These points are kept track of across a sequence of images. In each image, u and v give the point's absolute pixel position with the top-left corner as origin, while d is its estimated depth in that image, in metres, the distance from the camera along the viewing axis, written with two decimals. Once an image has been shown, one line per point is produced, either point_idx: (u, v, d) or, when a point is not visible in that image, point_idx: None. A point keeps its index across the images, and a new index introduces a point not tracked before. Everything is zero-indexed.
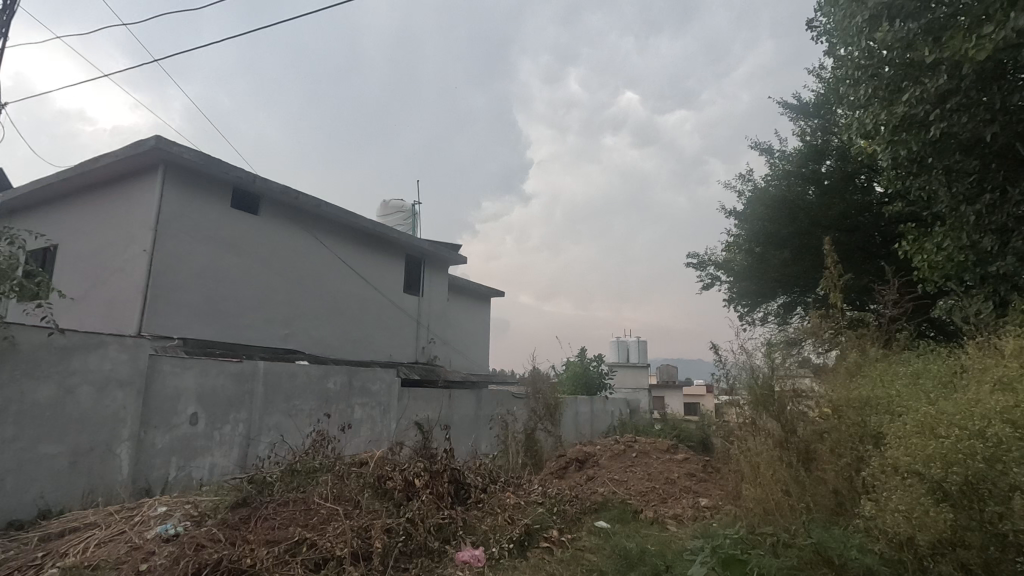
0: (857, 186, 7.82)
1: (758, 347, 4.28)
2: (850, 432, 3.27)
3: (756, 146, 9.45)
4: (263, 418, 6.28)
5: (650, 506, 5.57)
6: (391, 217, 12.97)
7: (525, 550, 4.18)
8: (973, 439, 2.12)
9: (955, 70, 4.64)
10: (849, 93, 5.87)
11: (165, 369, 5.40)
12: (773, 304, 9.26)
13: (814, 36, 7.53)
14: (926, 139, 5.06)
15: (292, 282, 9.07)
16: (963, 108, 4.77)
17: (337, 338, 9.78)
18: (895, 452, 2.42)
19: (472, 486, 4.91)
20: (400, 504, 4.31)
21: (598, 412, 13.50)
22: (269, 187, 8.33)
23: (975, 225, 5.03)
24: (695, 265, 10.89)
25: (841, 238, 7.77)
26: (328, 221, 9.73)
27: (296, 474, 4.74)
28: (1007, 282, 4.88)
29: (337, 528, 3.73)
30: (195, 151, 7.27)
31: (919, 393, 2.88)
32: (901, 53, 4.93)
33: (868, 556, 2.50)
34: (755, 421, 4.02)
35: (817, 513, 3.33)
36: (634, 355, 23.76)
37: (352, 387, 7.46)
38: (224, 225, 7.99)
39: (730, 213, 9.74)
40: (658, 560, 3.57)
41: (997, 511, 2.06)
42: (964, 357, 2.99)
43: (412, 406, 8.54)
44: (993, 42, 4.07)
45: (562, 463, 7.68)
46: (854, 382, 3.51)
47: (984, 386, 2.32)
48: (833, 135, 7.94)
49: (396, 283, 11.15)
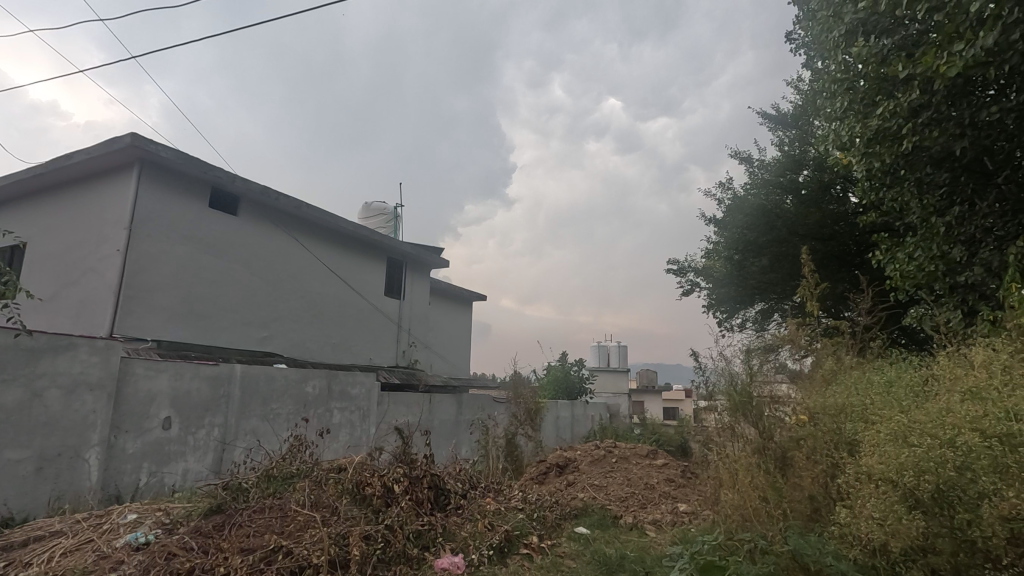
0: (833, 196, 7.90)
1: (736, 353, 4.38)
2: (826, 438, 3.32)
3: (736, 154, 9.62)
4: (239, 423, 6.17)
5: (629, 511, 5.61)
6: (373, 220, 12.90)
7: (506, 557, 4.14)
8: (944, 448, 2.15)
9: (927, 85, 4.76)
10: (827, 106, 6.04)
11: (138, 372, 5.28)
12: (751, 311, 9.46)
13: (792, 49, 7.70)
14: (898, 153, 5.20)
15: (271, 283, 8.92)
16: (934, 122, 4.90)
17: (316, 341, 9.65)
18: (869, 460, 2.46)
19: (451, 492, 4.87)
20: (380, 510, 4.25)
21: (578, 416, 13.54)
22: (248, 187, 8.21)
23: (945, 236, 5.16)
24: (675, 272, 11.03)
25: (818, 247, 7.87)
26: (307, 222, 9.60)
27: (272, 479, 4.67)
28: (974, 292, 5.00)
29: (314, 536, 3.66)
30: (173, 149, 7.15)
31: (892, 401, 2.93)
32: (875, 67, 5.07)
33: (842, 562, 2.52)
34: (732, 426, 4.10)
35: (793, 519, 3.36)
36: (614, 360, 23.98)
37: (332, 392, 7.37)
38: (202, 226, 7.85)
39: (710, 220, 9.91)
40: (636, 566, 3.62)
41: (965, 518, 2.08)
42: (934, 366, 3.08)
43: (393, 410, 8.48)
44: (963, 60, 4.17)
45: (542, 469, 7.70)
46: (828, 390, 3.59)
47: (953, 396, 2.39)
48: (810, 146, 8.11)
49: (376, 286, 11.04)
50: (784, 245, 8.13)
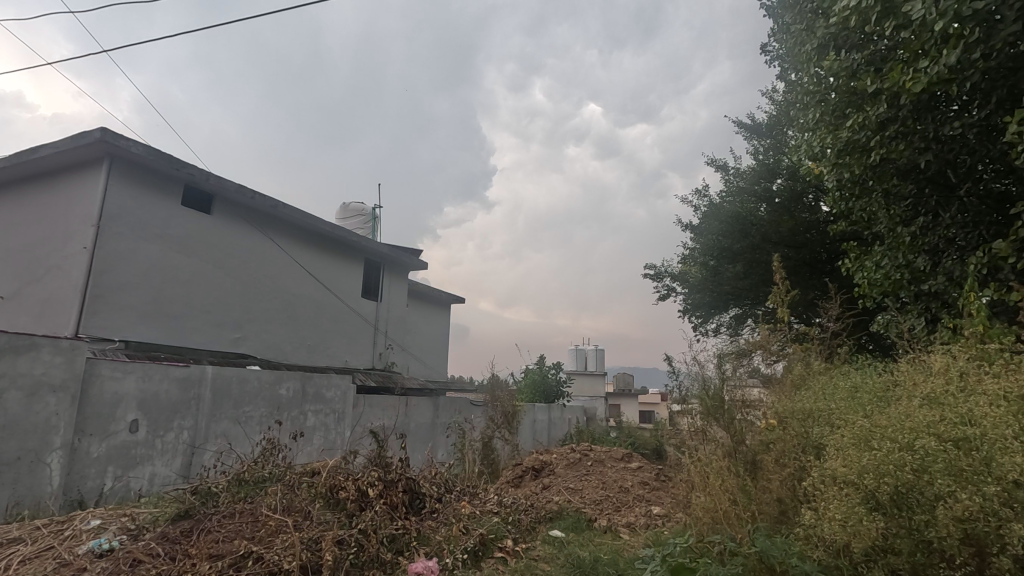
0: (805, 205, 8.11)
1: (709, 358, 4.48)
2: (794, 442, 3.40)
3: (712, 162, 9.80)
4: (209, 425, 6.05)
5: (603, 514, 5.67)
6: (351, 221, 12.80)
7: (480, 560, 4.13)
8: (903, 451, 2.22)
9: (894, 99, 4.92)
10: (801, 117, 6.21)
11: (104, 374, 5.15)
12: (725, 317, 9.63)
13: (766, 61, 7.88)
14: (867, 164, 5.36)
15: (245, 283, 8.76)
16: (901, 136, 5.06)
17: (291, 342, 9.50)
18: (833, 463, 2.51)
19: (427, 496, 4.84)
20: (353, 514, 4.21)
21: (555, 420, 13.59)
22: (223, 185, 8.06)
23: (910, 246, 5.34)
24: (652, 276, 11.18)
25: (790, 255, 8.06)
26: (283, 222, 9.46)
27: (242, 483, 4.61)
28: (937, 300, 5.18)
29: (286, 541, 3.60)
30: (144, 145, 6.98)
31: (857, 406, 3.02)
32: (846, 81, 5.23)
33: (806, 563, 2.57)
34: (704, 429, 4.20)
35: (762, 521, 3.39)
36: (592, 363, 24.22)
37: (306, 394, 7.27)
38: (173, 224, 7.68)
39: (686, 227, 10.09)
40: (609, 568, 3.67)
41: (923, 520, 2.15)
42: (896, 372, 3.19)
43: (368, 413, 8.39)
44: (927, 76, 4.32)
45: (518, 472, 7.73)
46: (798, 395, 3.69)
47: (912, 402, 2.48)
48: (783, 156, 8.32)
49: (353, 287, 10.93)
50: (757, 252, 8.30)
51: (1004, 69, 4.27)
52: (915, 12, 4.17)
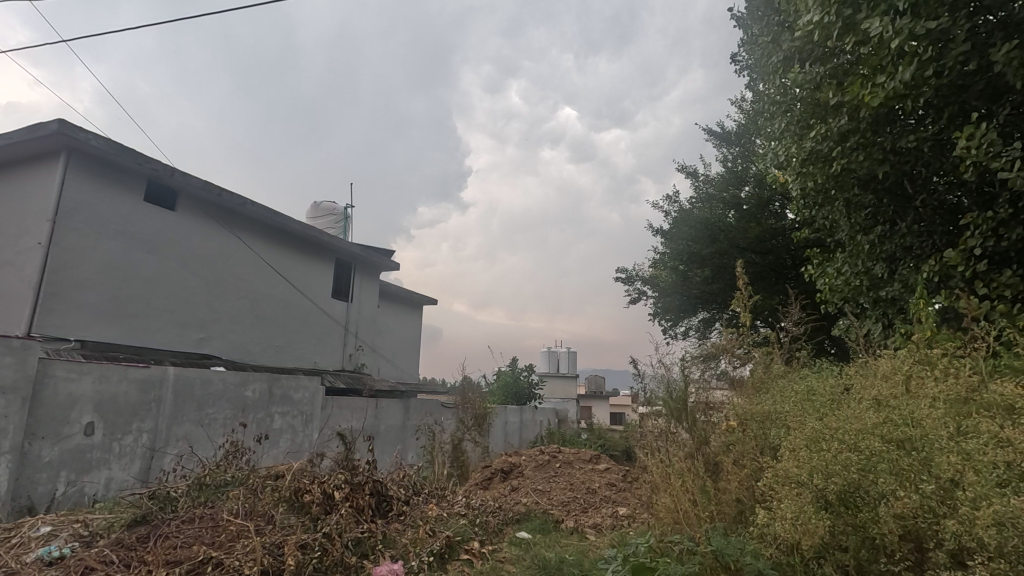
0: (771, 212, 8.36)
1: (675, 362, 4.62)
2: (751, 444, 3.51)
3: (683, 169, 10.03)
4: (170, 428, 5.89)
5: (571, 516, 5.70)
6: (322, 220, 12.64)
7: (446, 562, 4.11)
8: (849, 452, 2.30)
9: (854, 112, 5.09)
10: (769, 127, 6.41)
11: (59, 375, 4.98)
12: (694, 320, 9.82)
13: (736, 70, 8.08)
14: (829, 173, 5.53)
15: (210, 283, 8.55)
16: (861, 147, 5.22)
17: (257, 343, 9.32)
18: (786, 463, 2.56)
19: (394, 499, 4.81)
20: (318, 518, 4.15)
21: (527, 421, 13.61)
22: (189, 181, 7.86)
23: (869, 254, 5.56)
24: (623, 280, 11.37)
25: (755, 260, 8.29)
26: (251, 220, 9.26)
27: (203, 487, 4.51)
28: (893, 306, 5.40)
29: (247, 545, 3.53)
30: (105, 139, 6.76)
31: (810, 406, 3.13)
32: (810, 93, 5.42)
33: (759, 561, 2.64)
34: (668, 431, 4.31)
35: (720, 521, 3.44)
36: (563, 366, 24.45)
37: (272, 396, 7.15)
38: (135, 221, 7.46)
39: (657, 231, 10.29)
40: (574, 568, 3.71)
41: (868, 516, 2.22)
42: (849, 375, 3.32)
43: (337, 415, 8.28)
44: (884, 91, 4.50)
45: (487, 475, 7.74)
46: (758, 398, 3.82)
47: (860, 405, 2.59)
48: (751, 163, 8.63)
49: (323, 287, 10.78)
50: (724, 258, 8.51)
51: (954, 86, 4.45)
52: (873, 29, 4.35)
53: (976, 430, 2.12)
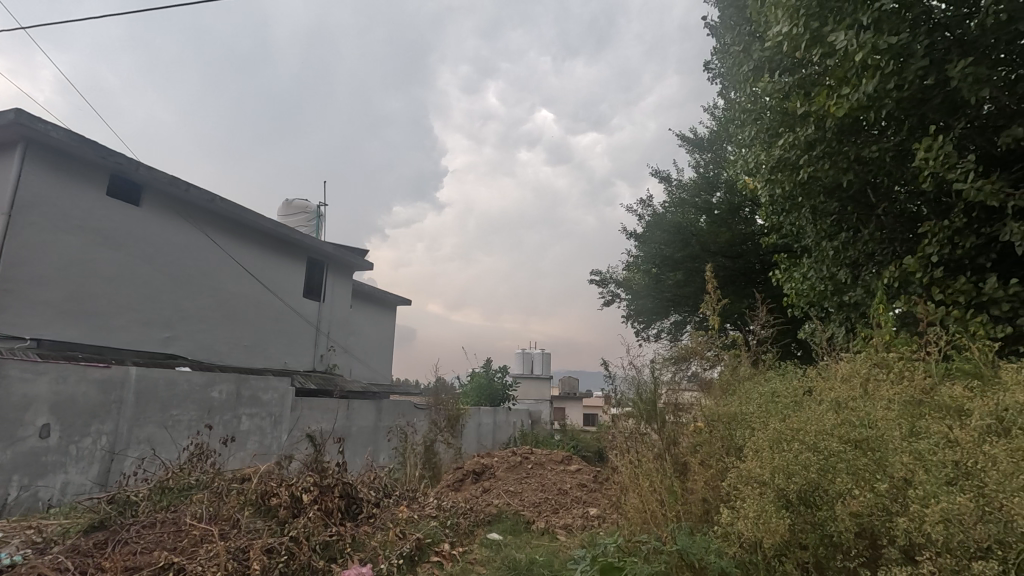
0: (741, 217, 8.53)
1: (645, 364, 4.68)
2: (717, 444, 3.58)
3: (657, 173, 10.17)
4: (132, 430, 5.71)
5: (542, 516, 5.72)
6: (294, 218, 12.42)
7: (416, 565, 4.07)
8: (810, 451, 2.36)
9: (821, 122, 5.24)
10: (740, 134, 6.56)
11: (13, 376, 4.80)
12: (666, 323, 9.95)
13: (708, 77, 8.23)
14: (796, 180, 5.68)
15: (176, 281, 8.33)
16: (827, 156, 5.37)
17: (225, 343, 9.10)
18: (751, 463, 2.62)
19: (364, 501, 4.75)
20: (285, 522, 4.07)
21: (500, 422, 13.60)
22: (155, 175, 7.64)
23: (834, 260, 5.73)
24: (597, 282, 11.47)
25: (726, 264, 8.45)
26: (220, 216, 9.05)
27: (166, 491, 4.39)
28: (856, 310, 5.57)
29: (210, 551, 3.45)
30: (65, 130, 6.53)
31: (773, 408, 3.21)
32: (779, 102, 5.56)
33: (723, 559, 2.70)
34: (638, 431, 4.36)
35: (686, 520, 3.49)
36: (537, 367, 24.54)
37: (240, 397, 6.99)
38: (98, 216, 7.23)
39: (631, 234, 10.40)
40: (543, 569, 3.73)
41: (827, 514, 2.29)
42: (812, 378, 3.42)
43: (307, 416, 8.14)
44: (848, 102, 4.64)
45: (459, 476, 7.71)
46: (725, 400, 3.90)
47: (821, 407, 2.67)
48: (722, 170, 8.79)
49: (294, 287, 10.60)
50: (696, 261, 8.65)
51: (915, 99, 4.56)
52: (838, 42, 4.50)
53: (927, 431, 2.22)
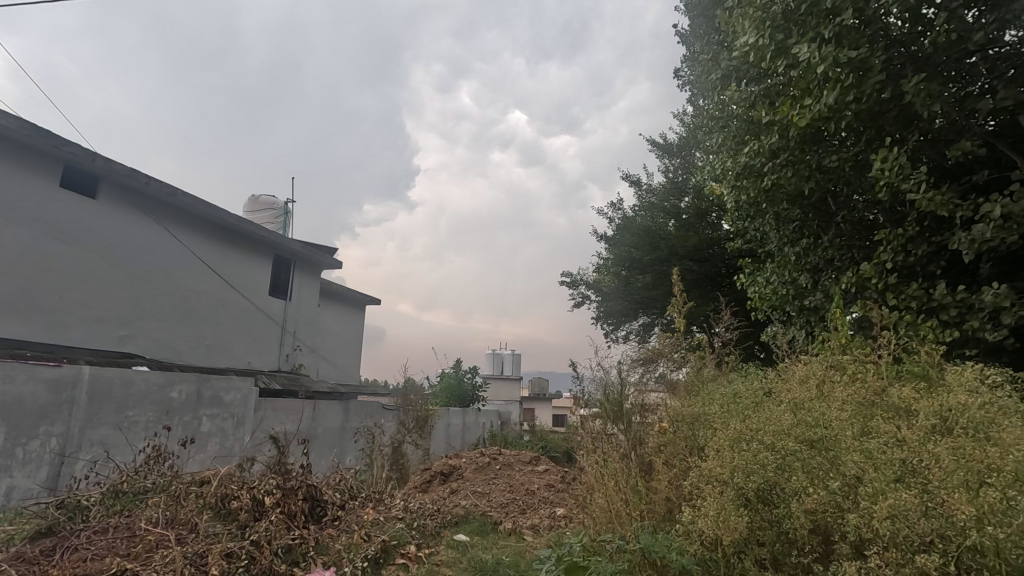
0: (708, 222, 8.72)
1: (613, 365, 4.74)
2: (681, 444, 3.66)
3: (628, 177, 10.31)
4: (84, 431, 5.49)
5: (509, 517, 5.72)
6: (261, 214, 12.14)
7: (381, 568, 4.02)
8: (768, 450, 2.43)
9: (784, 131, 5.41)
10: (708, 141, 6.71)
11: None
12: (635, 324, 10.09)
13: (679, 84, 8.39)
14: (760, 187, 5.84)
15: (134, 277, 8.04)
16: (790, 164, 5.53)
17: (186, 341, 8.82)
18: (711, 463, 2.67)
19: (329, 503, 4.68)
20: (246, 525, 3.97)
21: (469, 423, 13.55)
22: (113, 168, 7.36)
23: (796, 265, 5.91)
24: (568, 283, 11.56)
25: (693, 268, 8.62)
26: (182, 211, 8.77)
27: (120, 495, 4.24)
28: (815, 314, 5.75)
29: (166, 555, 3.34)
30: (16, 118, 6.23)
31: (735, 409, 3.28)
32: (745, 110, 5.71)
33: (684, 557, 2.76)
34: (605, 432, 4.42)
35: (649, 519, 3.54)
36: (507, 367, 24.56)
37: (201, 398, 6.79)
38: (51, 208, 6.93)
39: (601, 236, 10.52)
40: (509, 569, 3.75)
41: (783, 511, 2.36)
42: (772, 380, 3.51)
43: (271, 417, 7.95)
44: (810, 113, 4.80)
45: (427, 477, 7.65)
46: (690, 401, 3.99)
47: (780, 408, 2.75)
48: (690, 175, 8.98)
49: (260, 285, 10.35)
50: (664, 264, 8.80)
51: (872, 112, 4.75)
52: (802, 55, 4.65)
53: (878, 431, 2.30)
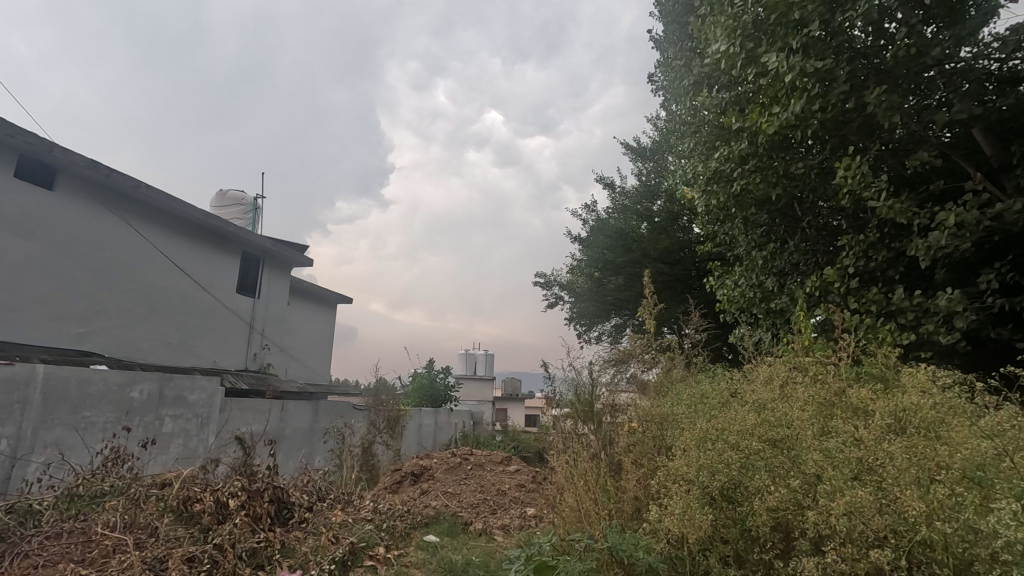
0: (680, 226, 8.87)
1: (584, 366, 4.78)
2: (649, 444, 3.70)
3: (601, 179, 10.42)
4: (38, 433, 5.26)
5: (479, 517, 5.71)
6: (229, 209, 11.86)
7: (348, 570, 3.95)
8: (732, 451, 2.49)
9: (753, 138, 5.54)
10: (681, 145, 6.82)
11: None
12: (607, 325, 10.19)
13: (652, 89, 8.53)
14: (729, 192, 5.97)
15: (94, 272, 7.76)
16: (759, 170, 5.66)
17: (148, 339, 8.55)
18: (678, 462, 2.72)
19: (295, 505, 4.59)
20: (209, 529, 3.86)
21: (441, 424, 13.46)
22: (72, 159, 7.10)
23: (763, 268, 6.04)
24: (542, 284, 11.60)
25: (664, 270, 8.75)
26: (146, 206, 8.51)
27: (75, 499, 4.08)
28: (781, 317, 5.90)
29: (123, 561, 3.23)
30: None
31: (704, 409, 3.34)
32: (716, 116, 5.83)
33: (651, 555, 2.80)
34: (576, 432, 4.45)
35: (618, 518, 3.57)
36: (480, 367, 24.53)
37: (163, 398, 6.59)
38: (4, 199, 6.64)
39: (575, 238, 10.60)
40: (479, 569, 3.74)
41: (746, 508, 2.42)
42: (739, 381, 3.59)
43: (237, 418, 7.76)
44: (778, 120, 4.93)
45: (397, 478, 7.57)
46: (659, 401, 4.05)
47: (744, 408, 2.81)
48: (662, 179, 9.12)
49: (227, 282, 10.11)
50: (636, 266, 8.91)
51: (837, 121, 4.90)
52: (771, 63, 4.77)
53: (836, 430, 2.38)
